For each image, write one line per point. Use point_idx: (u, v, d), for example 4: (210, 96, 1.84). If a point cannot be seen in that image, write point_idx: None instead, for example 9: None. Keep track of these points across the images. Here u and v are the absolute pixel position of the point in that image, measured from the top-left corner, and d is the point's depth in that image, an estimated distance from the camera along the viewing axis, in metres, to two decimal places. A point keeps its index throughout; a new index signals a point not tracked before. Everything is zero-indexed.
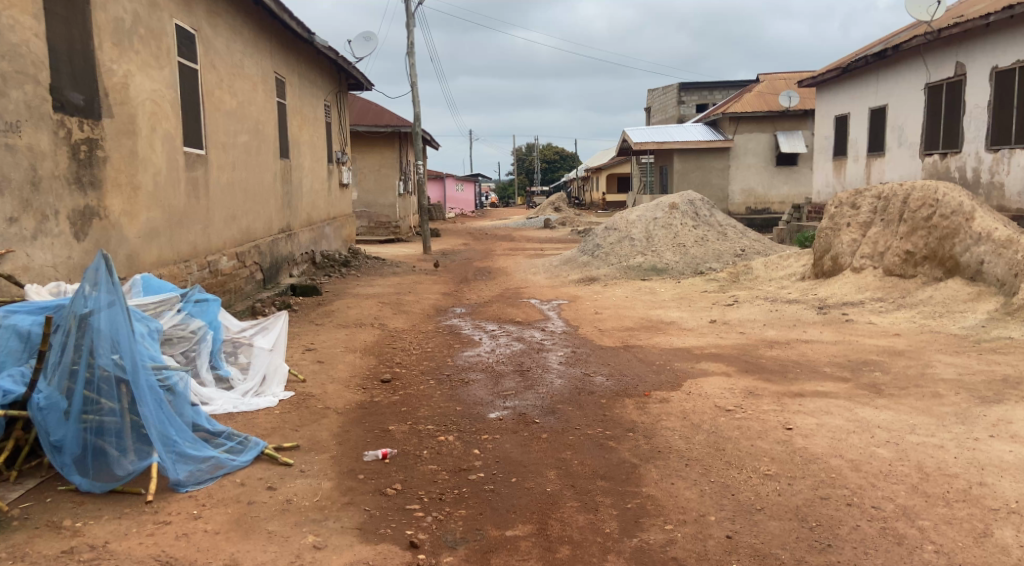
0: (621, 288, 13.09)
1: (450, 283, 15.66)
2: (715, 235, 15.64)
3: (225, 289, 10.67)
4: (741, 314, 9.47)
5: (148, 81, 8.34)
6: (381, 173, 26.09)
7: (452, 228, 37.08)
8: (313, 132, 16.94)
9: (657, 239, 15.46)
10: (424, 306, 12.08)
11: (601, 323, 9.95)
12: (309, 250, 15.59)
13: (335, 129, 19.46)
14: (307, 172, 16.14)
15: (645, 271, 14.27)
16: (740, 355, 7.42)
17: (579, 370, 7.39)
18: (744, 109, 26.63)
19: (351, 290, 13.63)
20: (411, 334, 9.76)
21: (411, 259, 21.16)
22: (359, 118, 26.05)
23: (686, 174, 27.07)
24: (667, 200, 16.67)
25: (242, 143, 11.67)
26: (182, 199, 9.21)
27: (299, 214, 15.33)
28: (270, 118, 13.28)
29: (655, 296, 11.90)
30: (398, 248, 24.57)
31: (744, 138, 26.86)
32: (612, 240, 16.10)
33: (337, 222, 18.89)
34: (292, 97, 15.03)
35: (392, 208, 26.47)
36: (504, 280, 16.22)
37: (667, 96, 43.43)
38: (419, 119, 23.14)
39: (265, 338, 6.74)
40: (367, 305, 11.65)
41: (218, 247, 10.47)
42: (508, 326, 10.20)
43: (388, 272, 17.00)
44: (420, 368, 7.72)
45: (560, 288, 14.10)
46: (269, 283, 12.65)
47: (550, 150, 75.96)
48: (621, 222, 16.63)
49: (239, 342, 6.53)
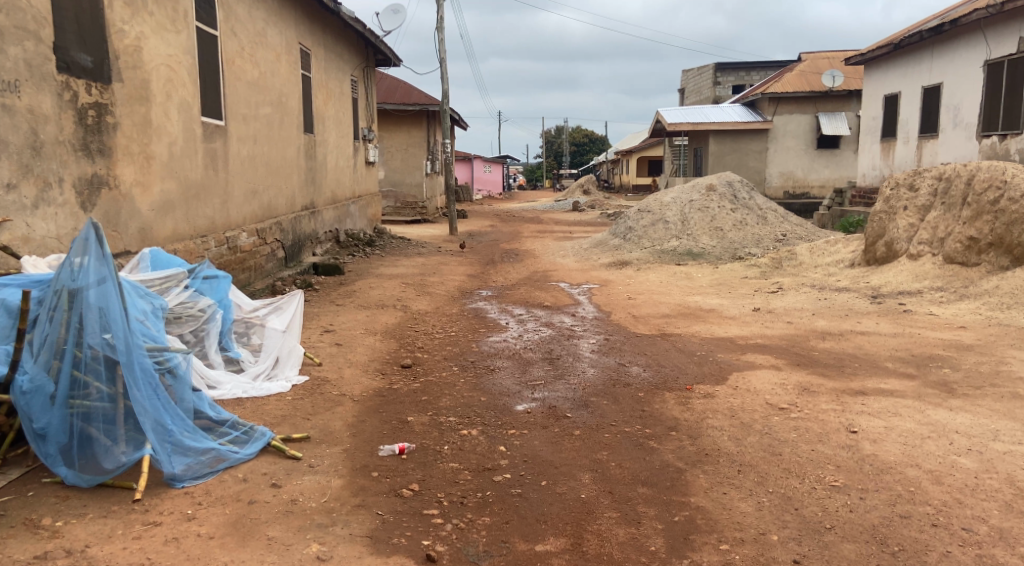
0: (655, 272, 12.58)
1: (477, 265, 15.21)
2: (754, 220, 15.04)
3: (245, 266, 10.24)
4: (787, 302, 9.02)
5: (163, 45, 7.90)
6: (409, 152, 25.71)
7: (479, 210, 36.74)
8: (339, 108, 16.50)
9: (693, 223, 14.90)
10: (449, 289, 11.63)
11: (636, 309, 9.47)
12: (332, 228, 15.19)
13: (362, 105, 19.01)
14: (332, 148, 15.71)
15: (680, 255, 13.74)
16: (791, 348, 6.91)
17: (614, 359, 6.89)
18: (785, 89, 25.95)
19: (376, 270, 13.22)
20: (435, 317, 9.33)
21: (437, 240, 20.75)
22: (387, 96, 25.62)
23: (721, 156, 26.50)
24: (703, 181, 16.14)
25: (264, 116, 11.25)
26: (200, 172, 8.80)
27: (323, 192, 14.89)
28: (294, 91, 12.85)
29: (691, 281, 11.38)
30: (425, 229, 24.17)
31: (784, 120, 26.19)
32: (645, 223, 15.54)
33: (362, 201, 18.47)
34: (317, 71, 14.59)
35: (420, 188, 25.92)
36: (532, 262, 15.75)
37: (702, 77, 42.68)
38: (448, 97, 22.69)
39: (280, 318, 6.24)
40: (392, 286, 11.23)
41: (237, 223, 10.06)
42: (539, 310, 9.73)
43: (413, 252, 16.58)
44: (443, 353, 7.27)
45: (591, 271, 13.60)
46: (290, 261, 12.23)
47: (580, 133, 75.42)
48: (656, 205, 16.07)
49: (251, 322, 6.07)
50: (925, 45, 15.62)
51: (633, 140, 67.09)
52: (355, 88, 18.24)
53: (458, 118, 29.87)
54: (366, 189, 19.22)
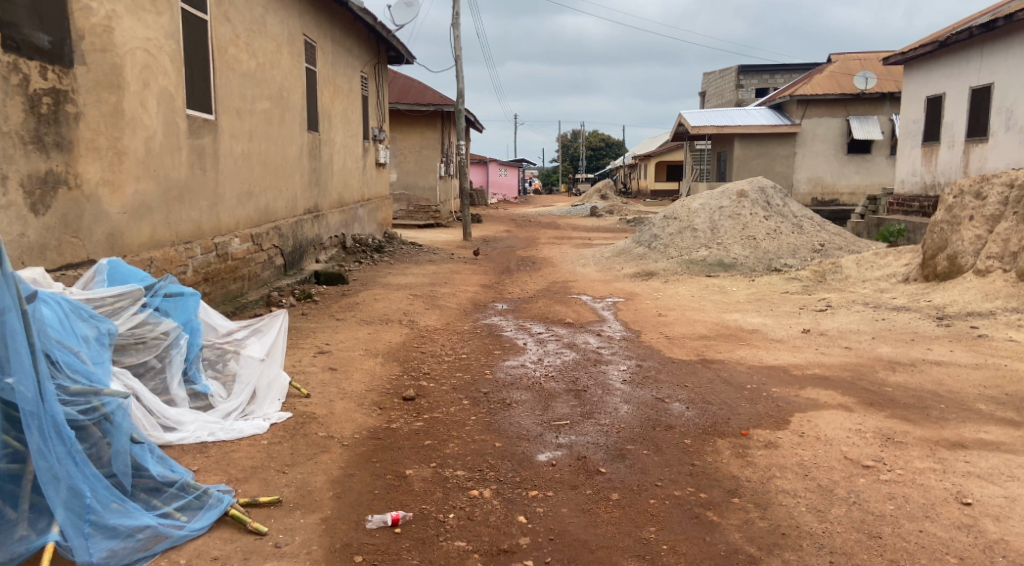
0: (685, 284, 11.60)
1: (491, 274, 14.28)
2: (789, 228, 14.03)
3: (237, 276, 9.30)
4: (839, 323, 8.03)
5: (139, 27, 7.03)
6: (422, 154, 24.82)
7: (494, 214, 35.78)
8: (347, 106, 15.61)
9: (723, 231, 13.92)
10: (461, 301, 10.70)
11: (668, 327, 8.51)
12: (338, 232, 14.29)
13: (372, 103, 18.11)
14: (339, 149, 14.81)
15: (710, 266, 12.78)
16: (858, 382, 5.94)
17: (650, 393, 5.91)
18: (814, 91, 24.89)
19: (383, 279, 12.29)
20: (445, 335, 8.39)
21: (450, 245, 19.81)
22: (400, 96, 24.73)
23: (747, 161, 25.47)
24: (734, 186, 15.07)
25: (262, 112, 10.37)
26: (185, 171, 7.93)
27: (329, 194, 13.99)
28: (297, 85, 11.96)
29: (726, 295, 10.40)
30: (437, 233, 23.25)
31: (813, 123, 25.16)
32: (671, 231, 14.57)
33: (372, 204, 17.54)
34: (323, 65, 13.70)
35: (433, 191, 25.00)
36: (550, 271, 14.79)
37: (724, 80, 41.62)
38: (462, 97, 21.79)
39: (260, 344, 5.29)
40: (400, 297, 10.30)
41: (230, 228, 9.17)
42: (560, 328, 8.75)
43: (424, 259, 15.65)
44: (451, 383, 6.27)
45: (614, 282, 12.64)
46: (290, 268, 11.32)
47: (596, 137, 74.51)
48: (682, 211, 15.07)
49: (224, 350, 5.13)
50: (973, 43, 14.66)
51: (651, 145, 66.10)
52: (365, 86, 17.37)
53: (473, 119, 28.96)
54: (376, 192, 18.33)
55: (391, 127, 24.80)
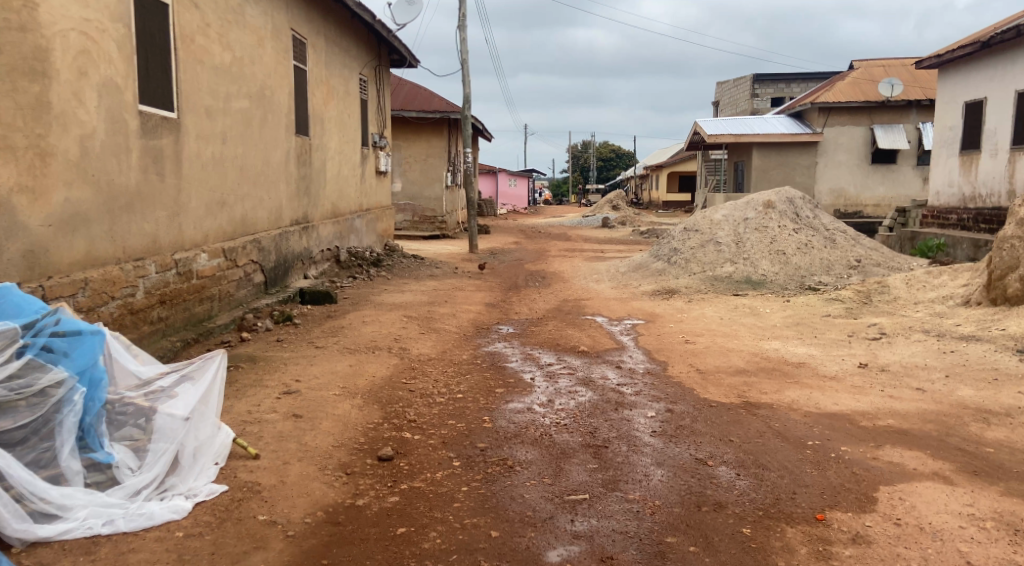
0: (711, 304, 10.42)
1: (497, 290, 13.12)
2: (822, 242, 12.84)
3: (204, 297, 8.15)
4: (901, 356, 6.83)
5: (77, 6, 5.98)
6: (427, 162, 23.74)
7: (503, 225, 34.66)
8: (345, 109, 14.53)
9: (750, 246, 12.74)
10: (461, 323, 9.54)
11: (698, 358, 7.34)
12: (331, 245, 13.17)
13: (373, 107, 17.02)
14: (334, 155, 13.71)
15: (738, 284, 11.69)
16: (946, 440, 4.76)
17: (688, 450, 4.70)
18: (837, 98, 23.81)
19: (376, 297, 11.15)
20: (439, 367, 7.22)
21: (454, 258, 18.66)
22: (405, 102, 23.68)
23: (766, 171, 24.13)
24: (760, 196, 13.91)
25: (241, 111, 9.28)
26: (137, 176, 6.83)
27: (322, 203, 12.88)
28: (284, 84, 10.88)
29: (759, 318, 9.21)
30: (441, 245, 22.13)
31: (835, 131, 23.97)
32: (693, 244, 13.41)
33: (371, 214, 16.42)
34: (315, 64, 12.62)
35: (439, 201, 23.90)
36: (560, 288, 13.64)
37: (740, 88, 40.50)
38: (468, 102, 20.70)
39: (187, 400, 4.46)
40: (391, 319, 9.14)
41: (196, 242, 8.06)
42: (574, 358, 7.55)
43: (424, 273, 14.51)
44: (440, 435, 5.09)
45: (631, 301, 11.48)
46: (273, 286, 10.20)
47: (607, 148, 73.58)
48: (703, 223, 13.90)
49: (139, 409, 4.32)
50: (1019, 42, 13.47)
51: (663, 155, 65.04)
52: (365, 89, 16.31)
53: (483, 127, 27.89)
54: (376, 202, 17.24)
55: (395, 134, 23.74)
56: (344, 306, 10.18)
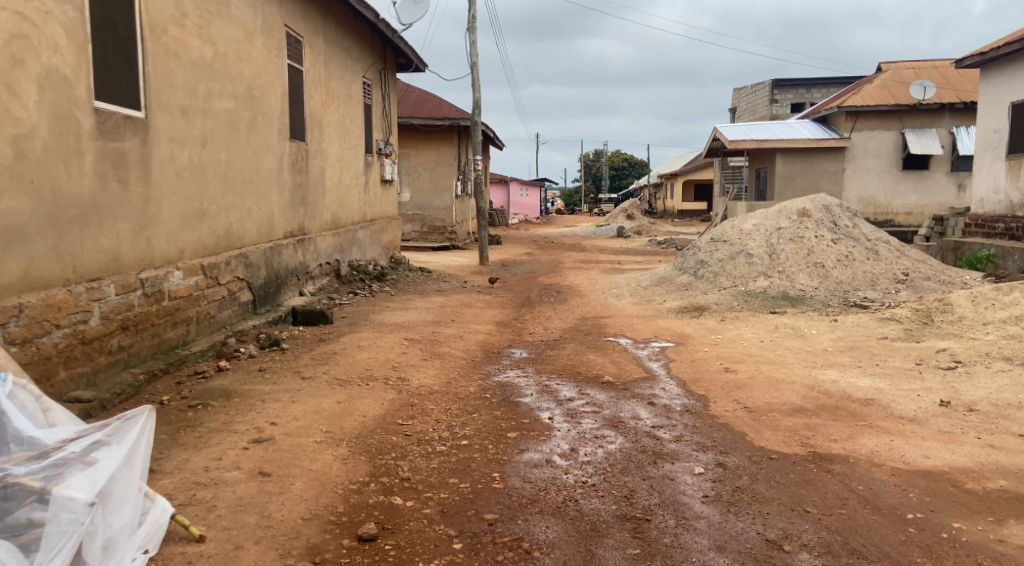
0: (748, 324, 9.43)
1: (509, 307, 12.15)
2: (863, 253, 11.83)
3: (177, 324, 7.14)
4: (986, 391, 5.82)
5: None
6: (436, 171, 22.82)
7: (515, 235, 33.73)
8: (347, 115, 13.59)
9: (785, 259, 11.74)
10: (469, 347, 8.56)
11: (743, 392, 6.32)
12: (330, 259, 12.20)
13: (378, 112, 16.09)
14: (334, 162, 12.76)
15: (775, 300, 10.69)
16: None
17: (755, 526, 3.84)
18: (865, 102, 23.12)
19: (377, 316, 10.19)
20: (444, 402, 6.23)
21: (464, 271, 17.70)
22: (414, 109, 22.77)
23: (791, 178, 23.28)
24: (792, 205, 12.94)
25: (226, 112, 8.33)
26: (91, 183, 5.89)
27: (320, 214, 11.91)
28: (277, 85, 9.93)
29: (806, 341, 8.20)
30: (450, 257, 21.18)
31: (864, 136, 23.31)
32: (721, 256, 12.40)
33: (376, 225, 15.47)
34: (314, 65, 11.69)
35: (448, 211, 22.95)
36: (577, 303, 12.64)
37: (758, 94, 39.52)
38: (478, 108, 19.76)
39: (91, 481, 3.58)
40: (393, 343, 8.17)
41: (169, 258, 7.09)
42: (603, 391, 6.50)
43: (431, 288, 13.53)
44: (438, 500, 4.19)
45: (657, 320, 10.49)
46: (261, 305, 9.21)
47: (619, 157, 72.76)
48: (732, 233, 12.92)
49: (29, 491, 3.43)
50: None
51: (677, 164, 64.15)
52: (369, 93, 15.38)
53: (494, 135, 26.97)
54: (381, 212, 16.29)
55: (403, 142, 22.82)
56: (340, 328, 9.19)
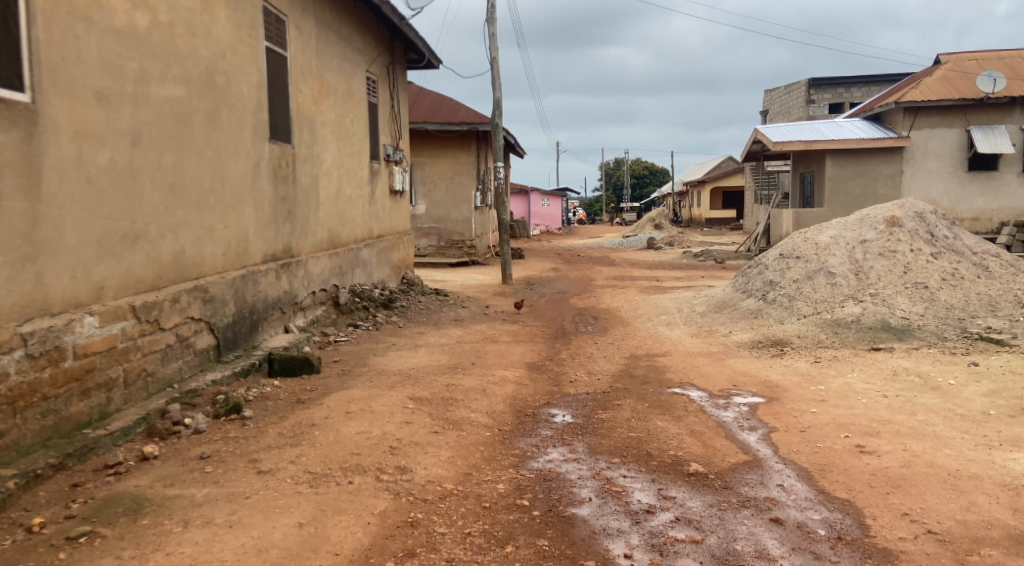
0: (853, 367, 7.42)
1: (543, 340, 10.20)
2: (973, 271, 10.01)
3: (83, 396, 5.08)
4: None
5: None
6: (454, 181, 20.86)
7: (537, 248, 31.73)
8: (346, 115, 11.59)
9: (877, 279, 9.81)
10: (498, 406, 6.58)
11: (904, 496, 4.33)
12: (326, 285, 10.15)
13: (386, 113, 14.08)
14: (331, 170, 10.75)
15: (875, 331, 8.72)
16: None
17: None
18: (926, 97, 21.65)
19: (379, 360, 8.14)
20: (456, 522, 4.17)
21: (486, 291, 15.74)
22: (428, 114, 20.84)
23: (843, 182, 21.87)
24: (877, 214, 11.04)
25: (170, 101, 6.31)
26: None
27: (311, 231, 9.86)
28: (251, 72, 7.91)
29: (948, 398, 6.22)
30: (471, 274, 19.21)
31: (925, 134, 21.83)
32: (795, 276, 10.43)
33: (384, 243, 13.44)
34: (302, 52, 9.67)
35: (467, 223, 20.95)
36: (623, 333, 10.63)
37: (793, 95, 37.40)
38: (498, 111, 17.78)
39: None
40: (393, 406, 6.09)
41: (77, 299, 5.11)
42: (699, 494, 4.40)
43: (449, 317, 11.48)
44: None
45: (730, 359, 8.48)
46: (228, 350, 7.16)
47: (641, 166, 70.91)
48: (806, 246, 10.95)
49: None
50: None
51: (701, 172, 62.19)
52: (374, 91, 13.39)
53: (515, 142, 24.99)
54: (390, 227, 14.28)
55: (417, 150, 20.87)
56: (326, 380, 7.10)
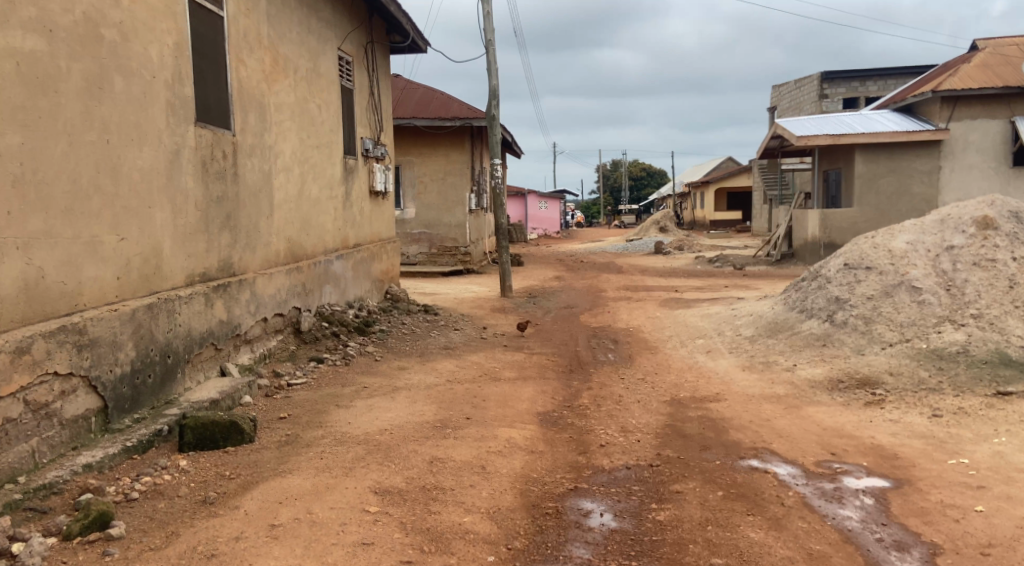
0: (994, 428, 5.43)
1: (557, 375, 8.17)
2: None
3: None
4: None
5: None
6: (446, 182, 18.81)
7: (537, 253, 29.65)
8: (311, 100, 9.52)
9: (979, 296, 7.74)
10: (506, 492, 4.57)
11: None
12: (281, 309, 8.08)
13: (365, 102, 11.99)
14: (290, 166, 8.68)
15: (994, 367, 6.70)
16: None
17: None
18: (965, 85, 19.72)
19: (343, 417, 6.05)
20: None
21: (483, 307, 13.72)
22: (417, 109, 18.80)
23: (874, 180, 19.90)
24: (963, 214, 9.01)
25: (16, 55, 4.45)
26: None
27: (260, 241, 7.76)
28: (165, 31, 5.89)
29: None
30: (466, 285, 17.17)
31: (964, 126, 19.93)
32: (869, 291, 8.41)
33: (362, 252, 11.38)
34: (248, 14, 7.61)
35: (462, 228, 18.91)
36: (652, 365, 8.63)
37: (803, 91, 35.45)
38: (495, 103, 15.75)
39: None
40: (344, 512, 4.07)
41: None
42: None
43: (438, 344, 9.38)
44: None
45: (807, 406, 6.47)
46: (120, 413, 5.11)
47: (638, 168, 69.35)
48: (877, 254, 8.92)
49: None
50: None
51: (701, 173, 60.44)
52: (350, 75, 11.31)
53: (512, 140, 22.96)
54: (370, 235, 12.21)
55: (406, 149, 18.81)
56: (253, 458, 5.01)
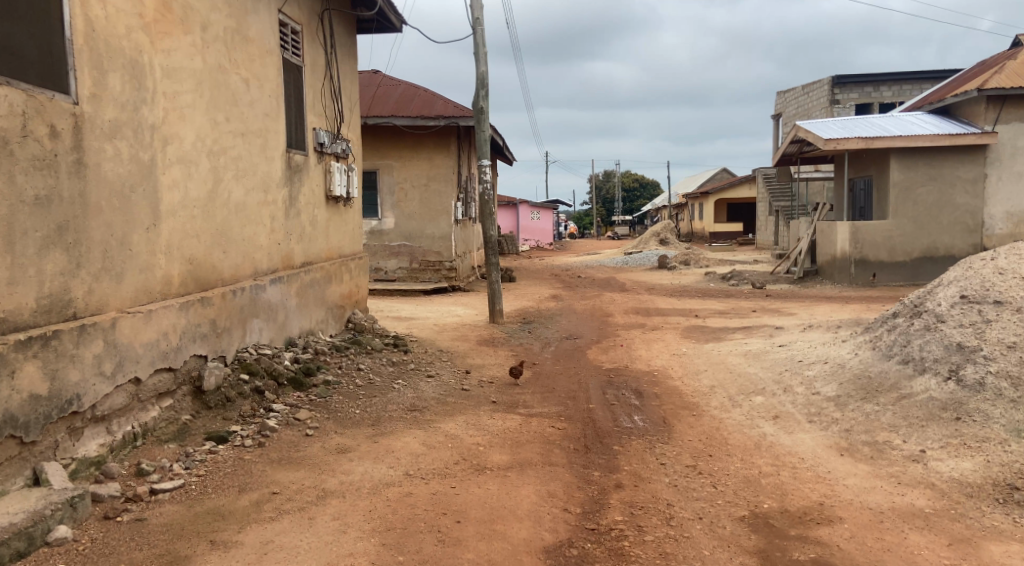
0: None
1: (570, 458, 5.61)
2: None
3: None
4: None
5: None
6: (428, 188, 16.29)
7: (530, 267, 27.19)
8: (235, 71, 6.94)
9: None
10: None
11: None
12: (168, 362, 5.50)
13: (319, 84, 9.41)
14: (195, 157, 6.09)
15: None
16: None
17: None
18: (1016, 82, 17.25)
19: None
20: None
21: (469, 338, 11.18)
22: (397, 106, 16.29)
23: (912, 189, 17.38)
24: None
25: None
26: None
27: (132, 264, 5.21)
28: None
29: None
30: (451, 306, 14.64)
31: (1012, 131, 17.48)
32: (1008, 336, 5.93)
33: (311, 273, 8.80)
34: None
35: (447, 241, 16.39)
36: (703, 440, 6.11)
37: (812, 96, 32.98)
38: (485, 96, 13.21)
39: None
40: None
41: None
42: None
43: (403, 403, 6.80)
44: None
45: (981, 548, 4.03)
46: None
47: (631, 178, 67.14)
48: (1004, 285, 6.49)
49: None
50: None
51: (697, 182, 58.17)
52: (299, 47, 8.77)
53: (503, 144, 20.48)
54: (325, 249, 9.63)
55: (384, 152, 16.26)
56: None
